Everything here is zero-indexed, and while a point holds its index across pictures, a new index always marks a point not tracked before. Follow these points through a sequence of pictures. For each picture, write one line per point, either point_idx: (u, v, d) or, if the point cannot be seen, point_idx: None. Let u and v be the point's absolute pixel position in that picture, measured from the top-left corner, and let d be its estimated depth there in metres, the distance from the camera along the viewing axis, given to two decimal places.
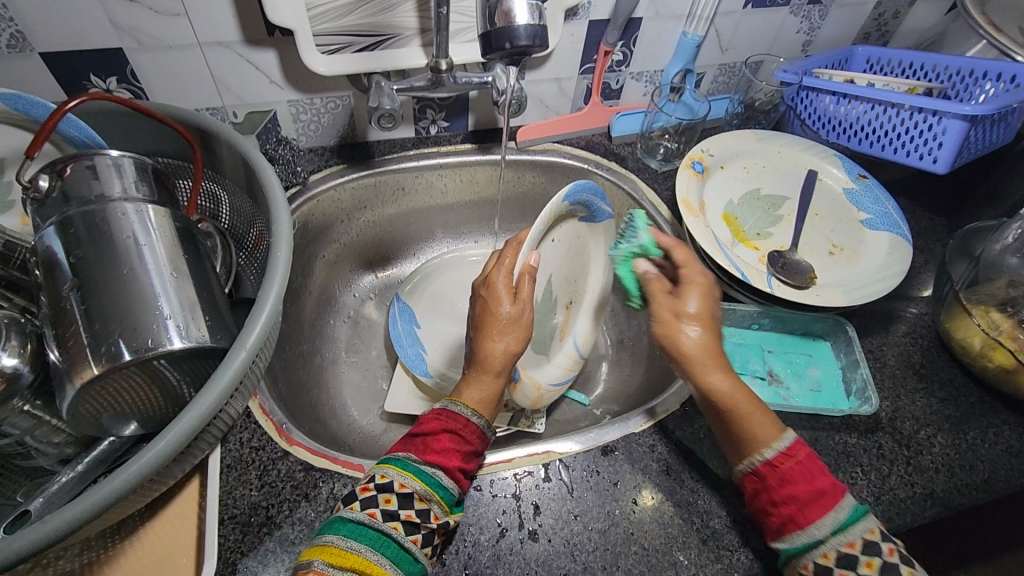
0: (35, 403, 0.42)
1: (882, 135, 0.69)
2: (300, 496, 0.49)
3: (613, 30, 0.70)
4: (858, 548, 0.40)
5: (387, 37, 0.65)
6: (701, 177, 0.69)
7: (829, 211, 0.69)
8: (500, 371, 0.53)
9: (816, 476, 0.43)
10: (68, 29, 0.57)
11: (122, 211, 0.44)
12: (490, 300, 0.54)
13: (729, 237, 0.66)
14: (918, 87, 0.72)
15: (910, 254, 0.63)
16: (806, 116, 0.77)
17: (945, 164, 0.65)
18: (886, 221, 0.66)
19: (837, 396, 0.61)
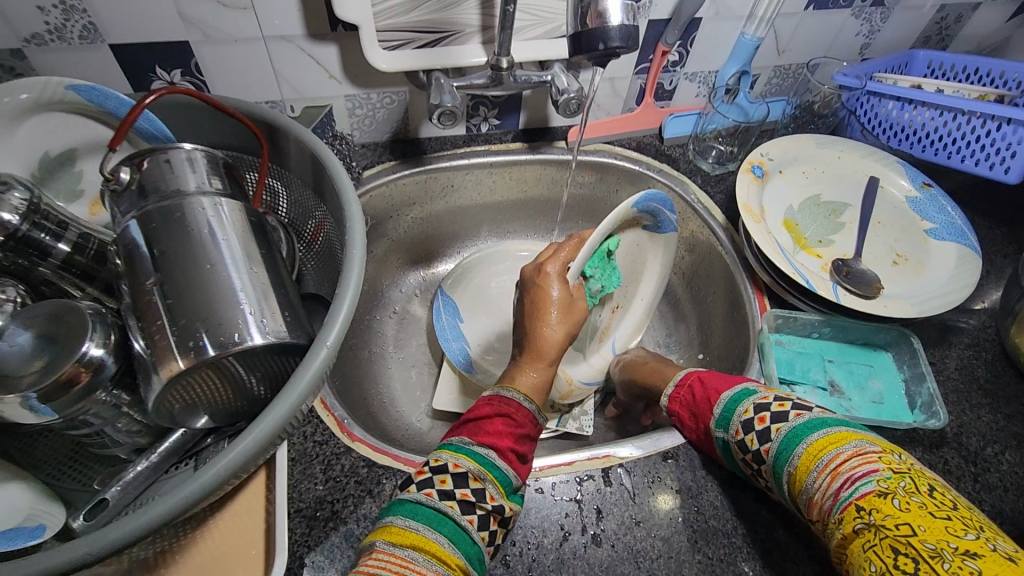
0: (115, 393, 0.42)
1: (949, 143, 0.68)
2: (364, 491, 0.50)
3: (673, 30, 0.69)
4: (749, 414, 0.49)
5: (449, 34, 0.65)
6: (761, 182, 0.68)
7: (892, 218, 0.68)
8: (549, 361, 0.55)
9: (698, 390, 0.55)
10: (138, 21, 0.57)
11: (200, 205, 0.45)
12: (541, 284, 0.57)
13: (775, 230, 0.65)
14: (988, 95, 0.71)
15: (979, 267, 0.62)
16: (867, 122, 0.76)
17: (1017, 174, 0.64)
18: (951, 231, 0.65)
19: (900, 409, 0.60)
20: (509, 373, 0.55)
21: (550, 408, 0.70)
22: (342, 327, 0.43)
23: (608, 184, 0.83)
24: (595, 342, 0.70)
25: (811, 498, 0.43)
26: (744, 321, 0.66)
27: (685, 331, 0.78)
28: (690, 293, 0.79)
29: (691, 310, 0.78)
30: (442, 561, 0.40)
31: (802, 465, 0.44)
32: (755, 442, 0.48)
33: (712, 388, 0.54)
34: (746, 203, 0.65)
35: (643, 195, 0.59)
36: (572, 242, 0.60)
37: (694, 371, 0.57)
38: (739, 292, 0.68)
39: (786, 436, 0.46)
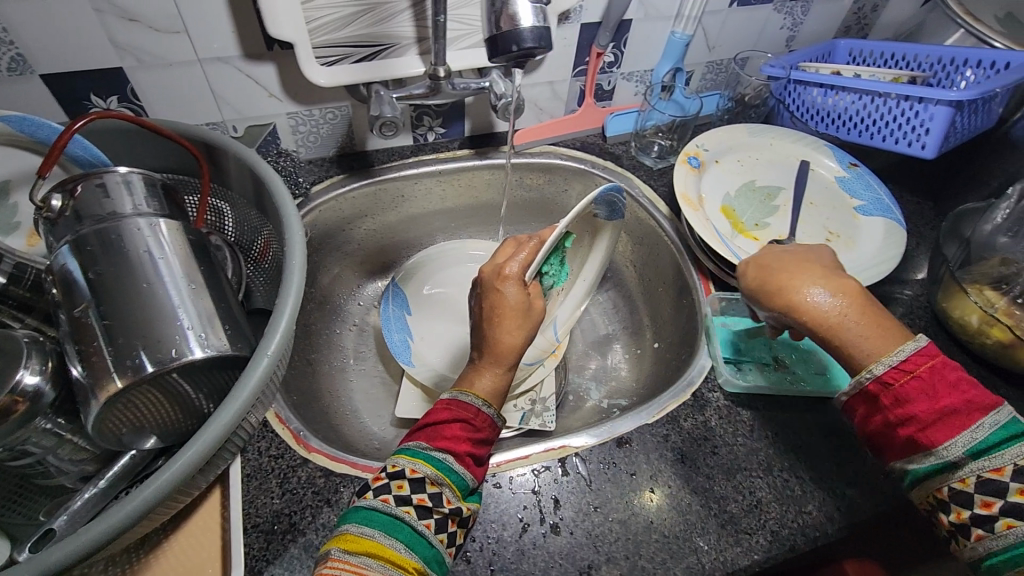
0: (57, 422, 0.42)
1: (869, 125, 0.71)
2: (322, 501, 0.50)
3: (604, 32, 0.72)
4: (1004, 474, 0.40)
5: (385, 47, 0.66)
6: (698, 171, 0.70)
7: (823, 198, 0.71)
8: (503, 367, 0.53)
9: (941, 388, 0.43)
10: (68, 51, 0.57)
11: (136, 226, 0.45)
12: (497, 286, 0.55)
13: (716, 219, 0.68)
14: (902, 77, 0.75)
15: (904, 238, 0.66)
16: (795, 109, 0.79)
17: (934, 149, 0.67)
18: (878, 207, 0.69)
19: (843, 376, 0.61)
20: (466, 378, 0.53)
21: (513, 406, 0.70)
22: (282, 337, 0.45)
23: (557, 185, 0.85)
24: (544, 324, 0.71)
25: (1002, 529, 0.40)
26: (692, 306, 0.69)
27: (640, 323, 0.80)
28: (642, 284, 0.81)
29: (645, 301, 0.80)
30: (396, 565, 0.41)
31: None
32: (970, 484, 0.41)
33: (962, 393, 0.43)
34: (686, 193, 0.68)
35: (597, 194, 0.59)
36: (532, 242, 0.58)
37: (931, 351, 0.44)
38: (685, 280, 0.71)
39: None
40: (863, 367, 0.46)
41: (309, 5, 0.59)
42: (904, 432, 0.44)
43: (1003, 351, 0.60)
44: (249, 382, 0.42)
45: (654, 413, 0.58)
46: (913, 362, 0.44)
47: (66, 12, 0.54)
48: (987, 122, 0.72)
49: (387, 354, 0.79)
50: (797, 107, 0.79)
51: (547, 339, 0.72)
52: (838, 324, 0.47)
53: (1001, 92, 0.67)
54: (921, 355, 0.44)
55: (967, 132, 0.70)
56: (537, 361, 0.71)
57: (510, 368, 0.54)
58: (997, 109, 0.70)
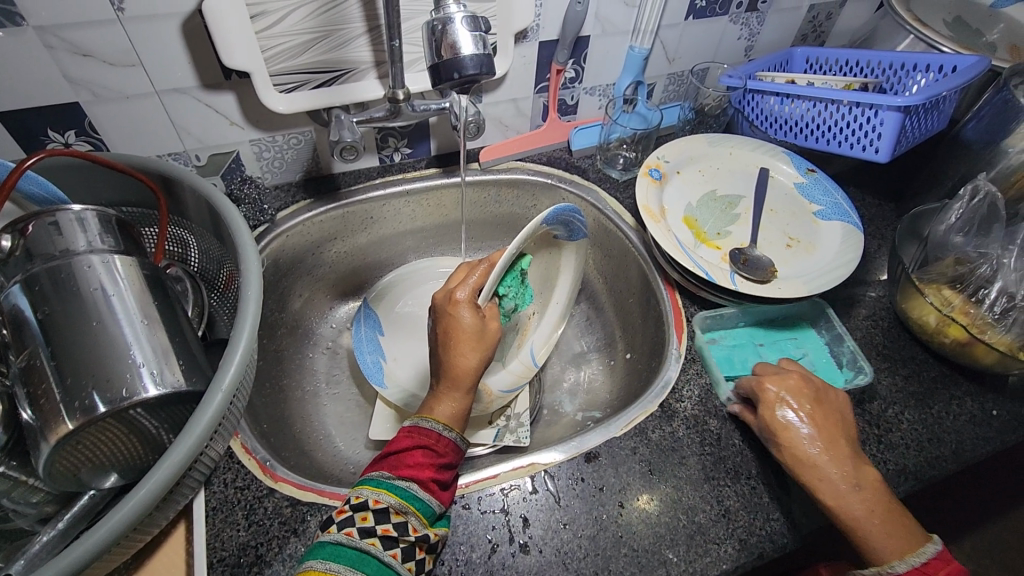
0: (9, 465, 0.43)
1: (824, 133, 0.73)
2: (289, 531, 0.49)
3: (562, 49, 0.73)
4: None
5: (343, 72, 0.66)
6: (659, 184, 0.71)
7: (782, 206, 0.73)
8: (463, 392, 0.54)
9: None
10: (21, 89, 0.57)
11: (87, 263, 0.44)
12: (450, 312, 0.55)
13: (679, 232, 0.69)
14: (855, 83, 0.77)
15: (861, 244, 0.66)
16: (755, 118, 0.81)
17: (886, 153, 0.69)
18: (837, 212, 0.70)
19: (832, 370, 0.64)
20: (427, 405, 0.54)
21: (486, 423, 0.69)
22: (238, 370, 0.45)
23: (525, 200, 0.85)
24: (514, 347, 0.71)
25: None
26: (659, 315, 0.69)
27: (612, 334, 0.80)
28: (613, 296, 0.81)
29: (616, 312, 0.81)
30: None
31: None
32: None
33: None
34: (647, 207, 0.69)
35: (550, 211, 0.59)
36: (483, 267, 0.59)
37: (948, 559, 0.48)
38: (652, 290, 0.72)
39: None
40: (880, 561, 0.48)
41: (264, 35, 0.59)
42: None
43: (962, 350, 0.61)
44: (204, 416, 0.43)
45: (622, 426, 0.58)
46: (936, 571, 0.47)
47: (17, 50, 0.54)
48: (938, 124, 0.73)
49: (360, 376, 0.79)
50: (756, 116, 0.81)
51: (522, 364, 0.69)
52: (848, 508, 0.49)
53: (948, 96, 0.68)
54: (939, 559, 0.48)
55: (920, 134, 0.72)
56: (514, 387, 0.68)
57: (471, 392, 0.54)
58: (947, 111, 0.72)
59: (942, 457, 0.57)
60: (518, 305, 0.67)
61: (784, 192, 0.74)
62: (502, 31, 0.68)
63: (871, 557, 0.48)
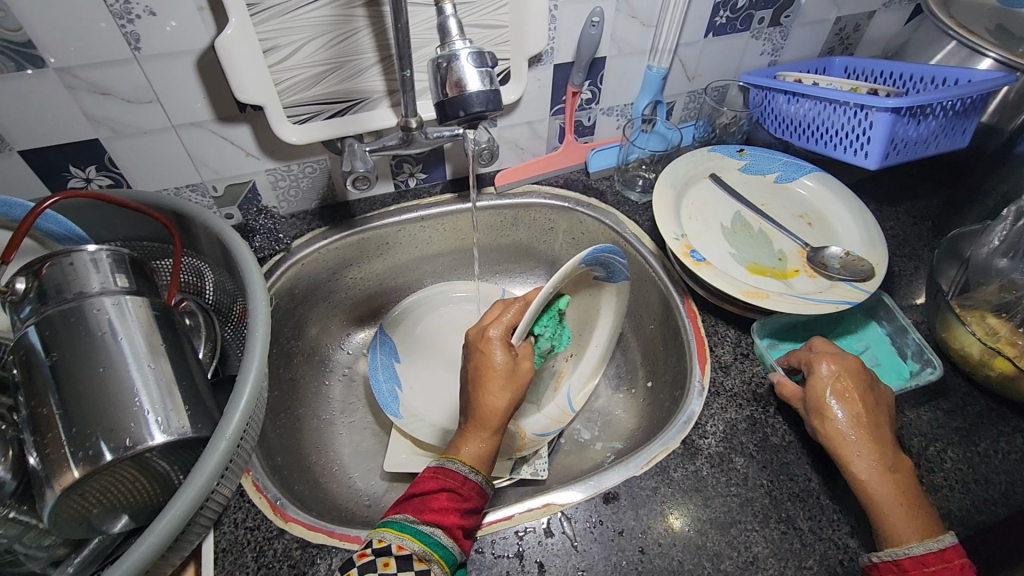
0: (20, 509, 0.42)
1: (821, 133, 0.73)
2: (298, 575, 0.48)
3: (578, 71, 0.72)
4: None
5: (356, 102, 0.66)
6: (705, 263, 0.65)
7: (763, 195, 0.76)
8: (497, 427, 0.52)
9: None
10: (43, 127, 0.58)
11: (99, 306, 0.44)
12: (483, 354, 0.54)
13: (775, 291, 0.64)
14: (861, 87, 0.73)
15: (839, 181, 0.74)
16: (767, 117, 0.81)
17: (876, 159, 0.68)
18: (792, 169, 0.77)
19: (896, 364, 0.63)
20: (453, 444, 0.52)
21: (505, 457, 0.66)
22: (243, 415, 0.45)
23: (541, 224, 0.84)
24: (550, 390, 0.70)
25: None
26: (681, 345, 0.67)
27: (632, 362, 0.78)
28: (633, 322, 0.79)
29: (637, 339, 0.78)
30: None
31: None
32: None
33: None
34: (743, 286, 0.63)
35: (591, 251, 0.57)
36: (518, 305, 0.58)
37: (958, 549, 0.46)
38: (675, 320, 0.69)
39: None
40: (891, 541, 0.47)
41: (276, 68, 0.60)
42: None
43: (1011, 384, 0.57)
44: (208, 465, 0.42)
45: (642, 464, 0.56)
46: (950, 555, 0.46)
47: (38, 90, 0.55)
48: (943, 135, 0.70)
49: (376, 405, 0.78)
50: (772, 120, 0.80)
51: (559, 408, 0.69)
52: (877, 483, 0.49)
53: (949, 102, 0.66)
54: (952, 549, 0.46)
55: (922, 145, 0.70)
56: (548, 430, 0.67)
57: (498, 431, 0.53)
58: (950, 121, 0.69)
59: (990, 500, 0.53)
60: (554, 345, 0.65)
61: (756, 180, 0.77)
62: (516, 55, 0.67)
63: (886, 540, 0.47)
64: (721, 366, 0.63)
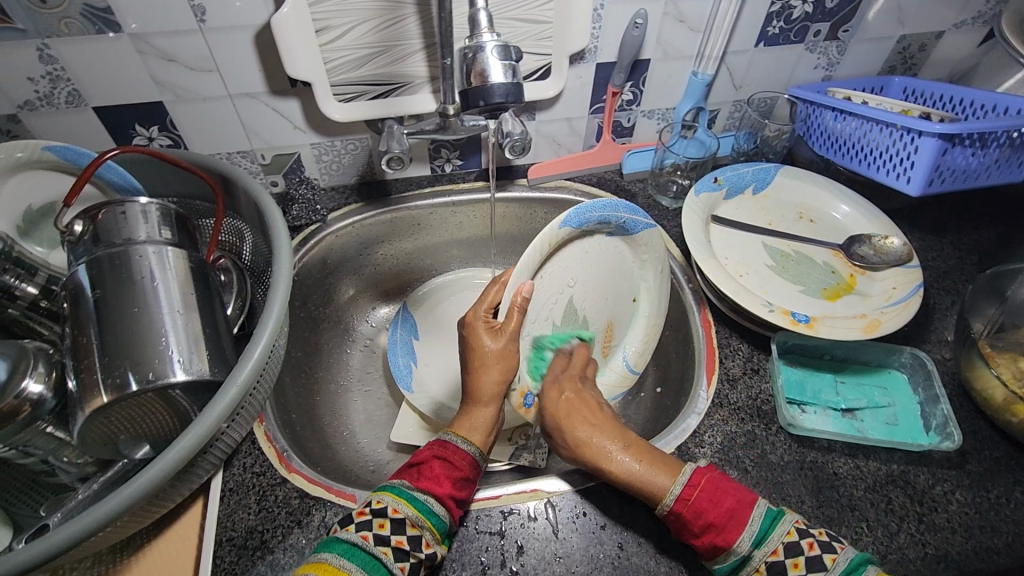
0: (56, 426, 0.47)
1: (866, 153, 0.71)
2: (293, 522, 0.52)
3: (619, 71, 0.72)
4: (779, 554, 0.43)
5: (398, 85, 0.69)
6: (812, 321, 0.59)
7: (761, 214, 0.73)
8: (489, 400, 0.56)
9: (717, 497, 0.45)
10: (115, 87, 0.63)
11: (141, 253, 0.49)
12: (473, 336, 0.57)
13: (870, 309, 0.61)
14: (913, 110, 0.71)
15: (805, 170, 0.75)
16: (814, 135, 0.79)
17: (918, 185, 0.65)
18: (761, 175, 0.75)
19: (915, 430, 0.58)
20: (450, 424, 0.55)
21: (506, 441, 0.71)
22: (254, 366, 0.48)
23: None
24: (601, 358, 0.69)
25: None
26: (692, 352, 0.67)
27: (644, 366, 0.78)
28: None
29: None
30: None
31: None
32: (763, 574, 0.43)
33: (723, 506, 0.45)
34: (859, 323, 0.58)
35: (574, 213, 0.57)
36: (499, 285, 0.60)
37: (701, 470, 0.48)
38: (688, 328, 0.69)
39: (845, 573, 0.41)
40: (659, 498, 0.47)
41: (327, 47, 0.63)
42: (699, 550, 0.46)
43: None
44: (217, 408, 0.45)
45: None
46: (678, 506, 0.46)
47: (114, 53, 0.60)
48: (996, 166, 0.67)
49: (391, 377, 0.81)
50: (818, 137, 0.78)
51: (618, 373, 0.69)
52: (626, 466, 0.50)
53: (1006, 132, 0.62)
54: (697, 475, 0.47)
55: (972, 175, 0.67)
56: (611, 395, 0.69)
57: (492, 401, 0.56)
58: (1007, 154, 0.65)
59: (993, 549, 0.51)
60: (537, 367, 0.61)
61: (742, 201, 0.74)
62: (557, 52, 0.69)
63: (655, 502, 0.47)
64: (729, 378, 0.63)
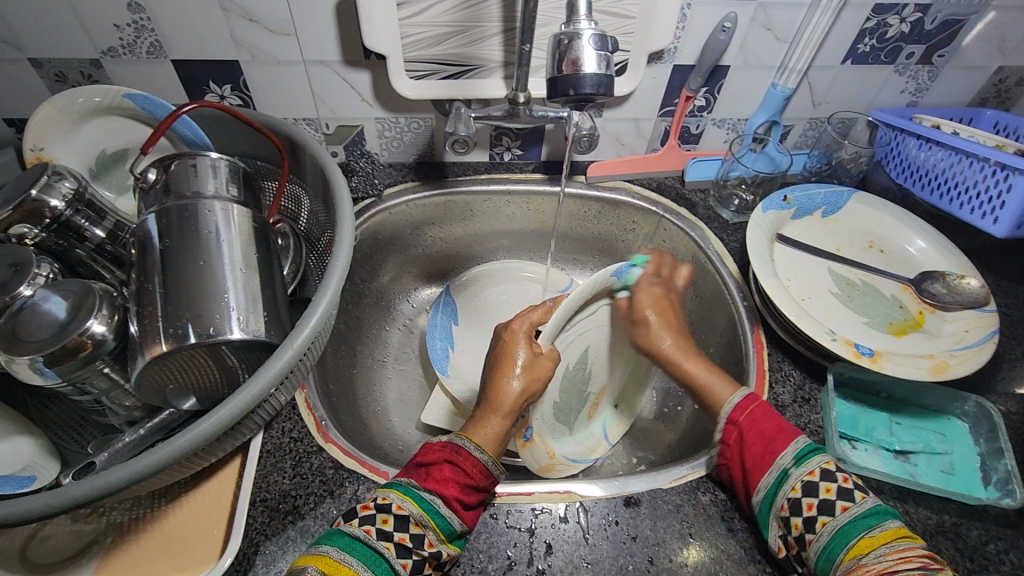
0: (113, 367, 0.48)
1: (951, 186, 0.67)
2: (326, 492, 0.52)
3: (697, 75, 0.70)
4: (816, 475, 0.48)
5: (472, 67, 0.68)
6: (875, 355, 0.56)
7: (829, 238, 0.70)
8: (507, 413, 0.54)
9: (764, 417, 0.53)
10: (196, 42, 0.64)
11: (210, 208, 0.49)
12: (511, 342, 0.59)
13: (939, 349, 0.58)
14: (1007, 145, 0.67)
15: (879, 198, 0.72)
16: (898, 168, 0.76)
17: (1005, 226, 0.62)
18: (832, 200, 0.72)
19: (971, 481, 0.55)
20: (467, 427, 0.54)
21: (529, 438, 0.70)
22: (310, 333, 0.48)
23: (625, 222, 0.83)
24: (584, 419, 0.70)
25: (863, 563, 0.42)
26: (740, 373, 0.65)
27: None
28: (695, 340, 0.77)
29: None
30: None
31: (865, 544, 0.43)
32: (797, 491, 0.47)
33: (775, 422, 0.52)
34: (926, 363, 0.56)
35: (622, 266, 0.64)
36: (546, 306, 0.63)
37: (753, 398, 0.55)
38: (739, 347, 0.67)
39: (868, 509, 0.45)
40: (719, 407, 0.56)
41: (407, 22, 0.62)
42: (744, 465, 0.51)
43: None
44: (271, 369, 0.45)
45: (671, 480, 0.55)
46: (734, 416, 0.54)
47: (199, 8, 0.61)
48: None
49: (427, 359, 0.81)
50: (898, 165, 0.76)
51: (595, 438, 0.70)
52: (697, 376, 0.58)
53: None
54: (747, 400, 0.54)
55: None
56: (582, 458, 0.67)
57: (509, 416, 0.54)
58: None
59: None
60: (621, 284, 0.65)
61: (810, 223, 0.71)
62: (636, 49, 0.67)
63: (715, 407, 0.56)
64: (777, 404, 0.60)
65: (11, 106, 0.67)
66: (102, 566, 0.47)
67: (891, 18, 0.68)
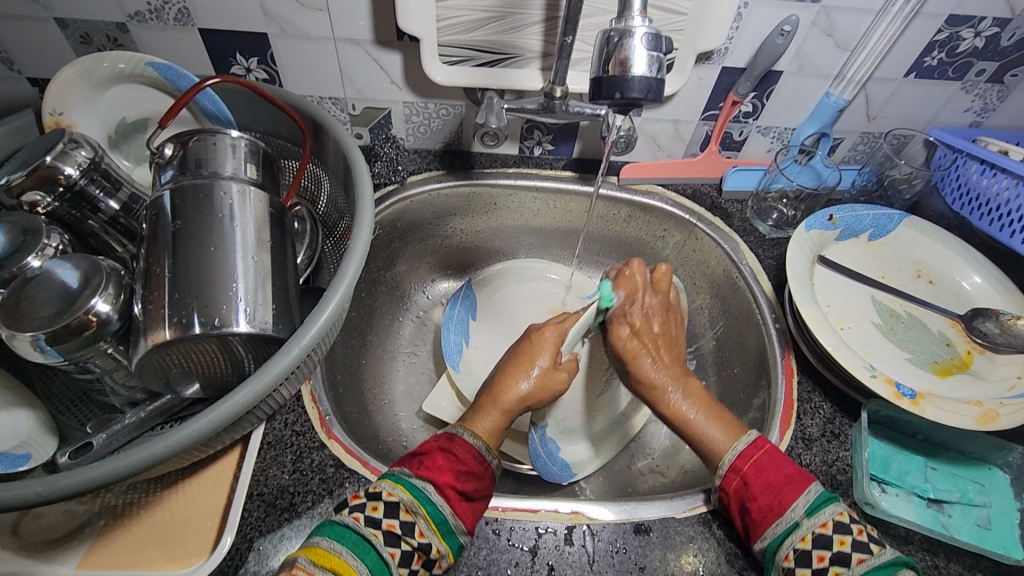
0: (116, 347, 0.46)
1: (1015, 219, 0.63)
2: (324, 491, 0.50)
3: (746, 80, 0.65)
4: (828, 528, 0.44)
5: (508, 56, 0.65)
6: (915, 397, 0.52)
7: (874, 264, 0.66)
8: (504, 411, 0.53)
9: (778, 469, 0.48)
10: (225, 12, 0.61)
11: (226, 190, 0.47)
12: (535, 344, 0.57)
13: (986, 396, 0.54)
14: None
15: (932, 225, 0.67)
16: (954, 193, 0.71)
17: None
18: (880, 223, 0.68)
19: (1008, 539, 0.52)
20: (468, 419, 0.52)
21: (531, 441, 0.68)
22: (319, 330, 0.45)
23: (656, 229, 0.79)
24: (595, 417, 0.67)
25: None
26: (767, 400, 0.61)
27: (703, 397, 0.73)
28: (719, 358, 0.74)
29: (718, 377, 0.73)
30: None
31: None
32: (807, 543, 0.44)
33: (784, 471, 0.48)
34: (972, 412, 0.51)
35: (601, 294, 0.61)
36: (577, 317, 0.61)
37: (761, 441, 0.50)
38: (767, 372, 0.63)
39: (882, 562, 0.42)
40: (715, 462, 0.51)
41: (443, 4, 0.59)
42: (755, 509, 0.47)
43: None
44: (277, 365, 0.43)
45: (686, 509, 0.52)
46: (737, 464, 0.49)
47: None
48: None
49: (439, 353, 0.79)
50: (954, 189, 0.71)
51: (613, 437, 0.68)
52: (681, 410, 0.55)
53: None
54: (752, 447, 0.50)
55: None
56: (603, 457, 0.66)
57: (509, 413, 0.53)
58: None
59: None
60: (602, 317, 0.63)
61: (854, 246, 0.67)
62: (684, 47, 0.62)
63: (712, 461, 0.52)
64: (804, 437, 0.57)
65: (36, 66, 0.66)
66: (94, 548, 0.46)
67: (965, 31, 0.63)
